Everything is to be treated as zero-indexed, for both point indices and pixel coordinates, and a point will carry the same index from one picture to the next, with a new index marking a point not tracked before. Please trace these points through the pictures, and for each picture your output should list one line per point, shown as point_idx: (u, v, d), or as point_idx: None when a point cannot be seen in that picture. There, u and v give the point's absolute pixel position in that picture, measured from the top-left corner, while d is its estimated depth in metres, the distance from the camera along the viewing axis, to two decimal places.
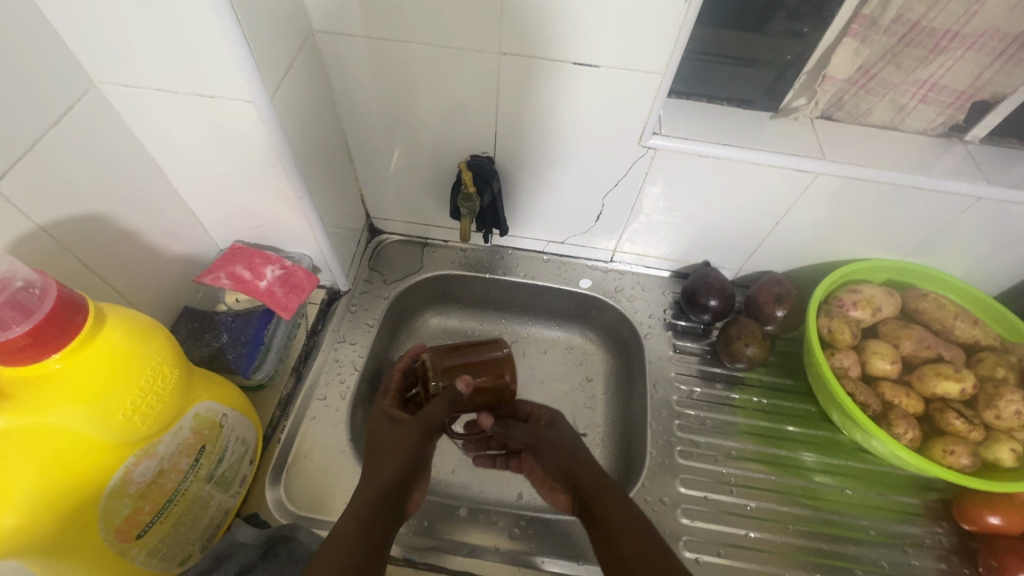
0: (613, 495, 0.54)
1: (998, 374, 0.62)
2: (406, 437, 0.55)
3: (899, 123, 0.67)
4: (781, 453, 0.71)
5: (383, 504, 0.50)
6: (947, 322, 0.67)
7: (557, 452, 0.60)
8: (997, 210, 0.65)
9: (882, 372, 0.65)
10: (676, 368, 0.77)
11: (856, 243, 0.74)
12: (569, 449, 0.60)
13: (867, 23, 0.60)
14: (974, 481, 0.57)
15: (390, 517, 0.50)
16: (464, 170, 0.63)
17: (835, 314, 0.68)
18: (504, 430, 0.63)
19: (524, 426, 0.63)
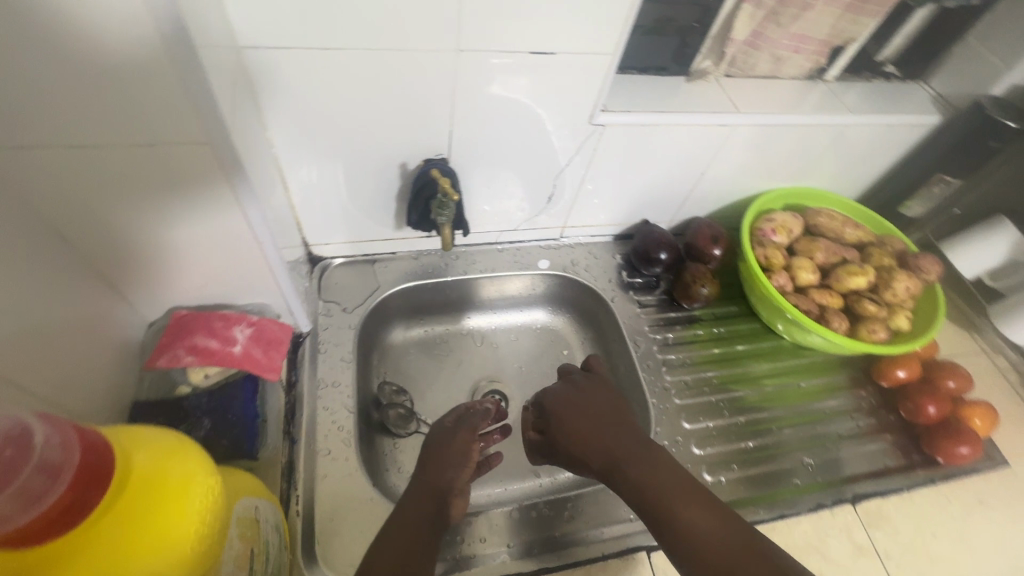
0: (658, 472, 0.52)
1: (885, 262, 0.78)
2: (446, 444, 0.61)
3: (779, 72, 0.79)
4: (745, 370, 0.82)
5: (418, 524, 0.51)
6: (839, 230, 0.83)
7: (584, 427, 0.58)
8: (858, 132, 0.81)
9: (808, 282, 0.78)
10: (645, 321, 0.84)
11: (761, 180, 0.87)
12: (598, 425, 0.58)
13: None
14: (893, 348, 0.72)
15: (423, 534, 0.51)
16: (443, 178, 0.61)
17: (765, 243, 0.79)
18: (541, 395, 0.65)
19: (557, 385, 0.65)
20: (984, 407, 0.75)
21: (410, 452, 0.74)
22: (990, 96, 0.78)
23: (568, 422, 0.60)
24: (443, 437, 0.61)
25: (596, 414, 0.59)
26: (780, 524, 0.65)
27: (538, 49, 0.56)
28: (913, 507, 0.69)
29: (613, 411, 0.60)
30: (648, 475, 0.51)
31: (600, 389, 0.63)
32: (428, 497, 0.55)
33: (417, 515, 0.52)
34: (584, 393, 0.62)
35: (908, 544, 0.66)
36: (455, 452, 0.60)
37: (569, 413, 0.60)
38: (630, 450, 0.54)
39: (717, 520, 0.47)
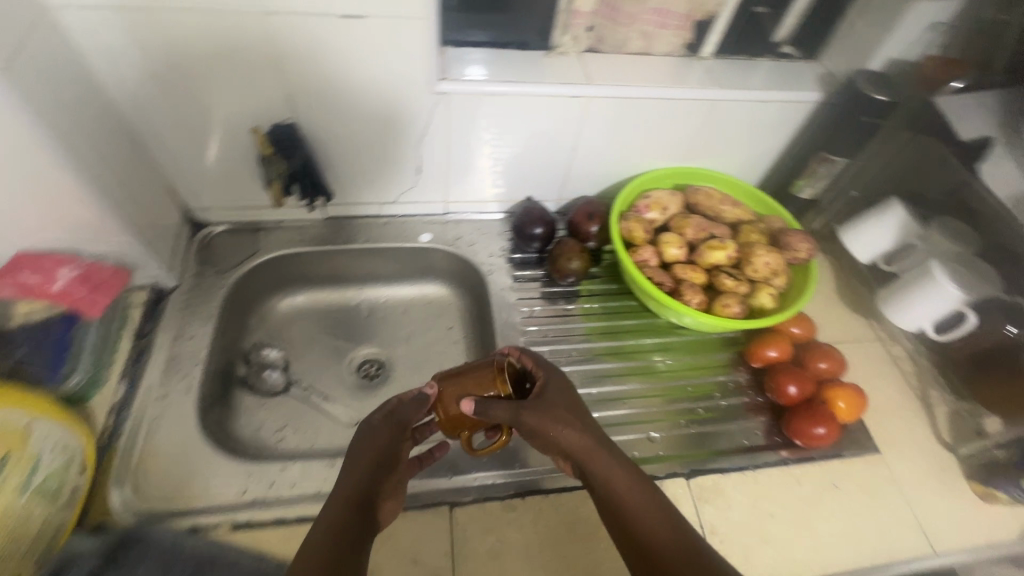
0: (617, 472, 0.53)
1: (753, 239, 0.78)
2: (378, 440, 0.53)
3: (650, 49, 0.80)
4: (617, 345, 0.81)
5: (348, 522, 0.48)
6: (717, 208, 0.82)
7: (552, 427, 0.54)
8: (733, 108, 0.80)
9: (674, 258, 0.77)
10: (518, 294, 0.85)
11: (644, 157, 0.87)
12: (570, 422, 0.54)
13: None
14: (744, 323, 0.71)
15: (360, 528, 0.48)
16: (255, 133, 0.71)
17: (631, 217, 0.80)
18: (482, 409, 0.54)
19: (502, 401, 0.54)
20: (852, 390, 0.73)
21: (271, 408, 0.78)
22: (865, 71, 0.77)
23: (543, 424, 0.54)
24: (373, 434, 0.54)
25: (564, 416, 0.55)
26: None
27: (352, 12, 0.60)
28: (755, 486, 0.68)
29: (573, 409, 0.56)
30: (622, 473, 0.53)
31: (557, 387, 0.57)
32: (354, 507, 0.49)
33: (330, 524, 0.47)
34: (550, 398, 0.56)
35: (737, 521, 0.65)
36: (381, 453, 0.53)
37: (540, 413, 0.54)
38: (605, 451, 0.54)
39: (675, 533, 0.50)
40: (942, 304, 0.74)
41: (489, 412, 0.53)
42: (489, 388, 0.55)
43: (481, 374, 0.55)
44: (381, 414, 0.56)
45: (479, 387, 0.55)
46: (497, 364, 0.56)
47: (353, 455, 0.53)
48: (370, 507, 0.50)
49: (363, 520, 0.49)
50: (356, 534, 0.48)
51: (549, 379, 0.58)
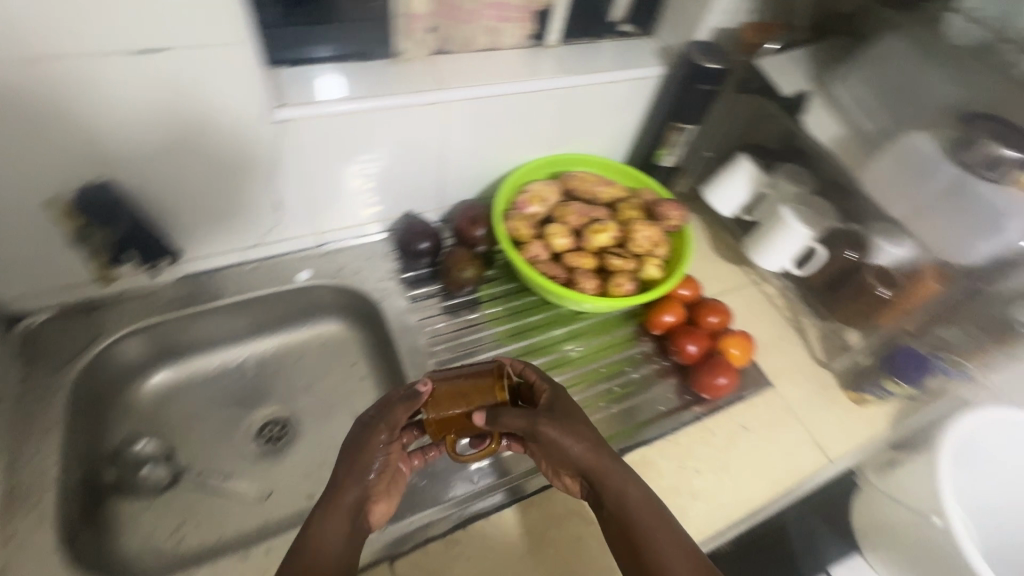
0: (628, 489, 0.55)
1: (631, 215, 0.81)
2: (370, 445, 0.55)
3: (497, 44, 0.79)
4: (529, 343, 0.81)
5: (337, 527, 0.52)
6: (593, 191, 0.84)
7: (569, 440, 0.56)
8: (586, 92, 0.82)
9: (563, 248, 0.78)
10: (417, 315, 0.81)
11: (515, 152, 0.86)
12: (586, 438, 0.57)
13: None
14: (637, 298, 0.74)
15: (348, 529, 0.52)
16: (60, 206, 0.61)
17: (513, 216, 0.81)
18: (495, 418, 0.53)
19: (518, 412, 0.55)
20: (741, 335, 0.79)
21: (159, 509, 0.67)
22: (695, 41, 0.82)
23: (556, 436, 0.56)
24: (364, 439, 0.55)
25: (581, 435, 0.57)
26: (543, 496, 0.65)
27: (149, 47, 0.52)
28: (678, 450, 0.72)
29: (589, 427, 0.58)
30: (632, 487, 0.55)
31: (569, 403, 0.60)
32: (343, 514, 0.53)
33: (322, 529, 0.51)
34: (562, 411, 0.58)
35: (668, 487, 0.68)
36: (369, 458, 0.55)
37: (555, 425, 0.56)
38: (617, 468, 0.57)
39: (680, 545, 0.52)
40: (795, 245, 0.83)
41: (502, 421, 0.54)
42: (488, 395, 0.54)
43: (485, 382, 0.54)
44: (373, 416, 0.56)
45: (478, 391, 0.54)
46: (496, 370, 0.55)
47: (346, 461, 0.55)
48: (359, 513, 0.54)
49: (349, 528, 0.52)
50: (345, 534, 0.52)
51: (563, 394, 0.61)
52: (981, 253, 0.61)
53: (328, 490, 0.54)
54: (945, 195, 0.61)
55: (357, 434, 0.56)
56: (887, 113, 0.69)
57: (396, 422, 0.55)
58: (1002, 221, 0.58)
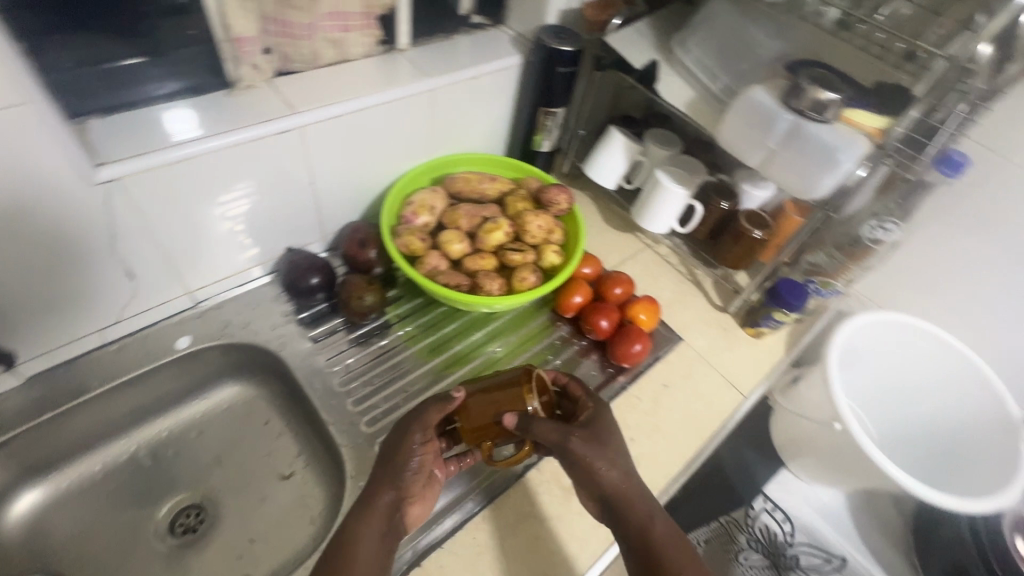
0: (654, 520, 0.57)
1: (520, 207, 0.81)
2: (406, 446, 0.58)
3: (345, 55, 0.74)
4: (448, 356, 0.79)
5: (377, 528, 0.53)
6: (479, 190, 0.84)
7: (603, 465, 0.58)
8: (449, 92, 0.80)
9: (461, 253, 0.77)
10: (324, 355, 0.76)
11: (391, 164, 0.82)
12: (621, 467, 0.59)
13: None
14: (543, 288, 0.74)
15: (386, 533, 0.53)
16: None
17: (403, 231, 0.76)
18: (525, 426, 0.58)
19: (551, 426, 0.58)
20: (646, 301, 0.83)
21: None
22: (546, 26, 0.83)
23: (588, 455, 0.58)
24: (399, 443, 0.59)
25: (619, 462, 0.59)
26: (492, 508, 0.65)
27: None
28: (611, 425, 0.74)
29: (625, 457, 0.60)
30: (659, 519, 0.57)
31: (608, 428, 0.62)
32: (379, 518, 0.54)
33: (363, 529, 0.53)
34: (601, 436, 0.61)
35: None
36: (404, 457, 0.57)
37: (588, 446, 0.58)
38: (645, 499, 0.58)
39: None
40: (676, 205, 0.87)
41: (534, 429, 0.58)
42: (519, 402, 0.60)
43: (522, 387, 0.61)
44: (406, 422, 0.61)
45: (511, 399, 0.60)
46: (526, 374, 0.62)
47: (384, 466, 0.57)
48: (397, 515, 0.55)
49: (386, 531, 0.54)
50: (383, 535, 0.53)
51: (599, 417, 0.63)
52: (827, 187, 0.65)
53: (366, 492, 0.56)
54: (788, 139, 0.64)
55: (391, 443, 0.59)
56: (728, 70, 0.73)
57: (429, 424, 0.59)
58: (839, 154, 0.62)
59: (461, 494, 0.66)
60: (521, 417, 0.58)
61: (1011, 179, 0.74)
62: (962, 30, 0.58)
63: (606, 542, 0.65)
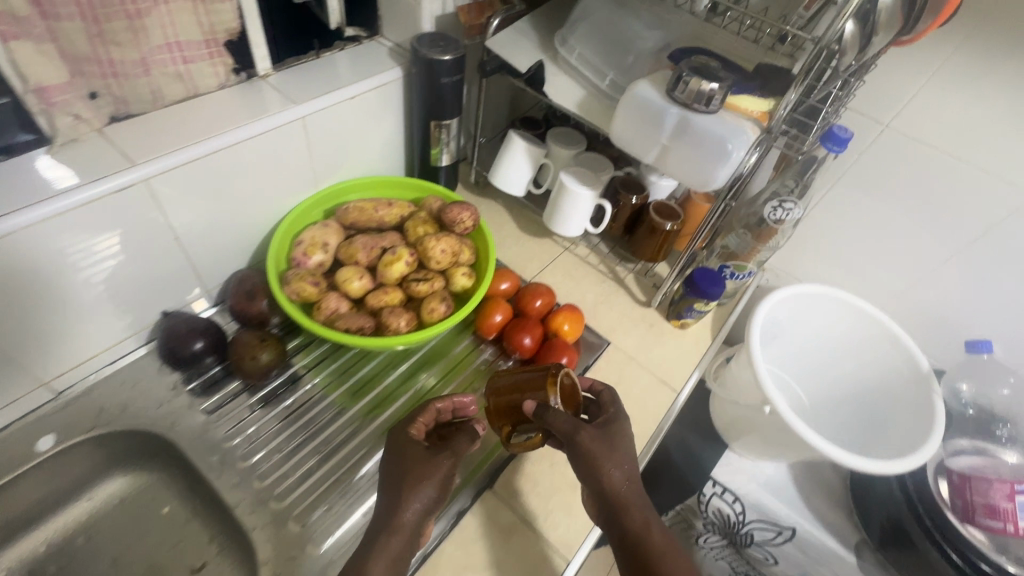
0: (649, 524, 0.58)
1: (421, 232, 0.76)
2: (426, 454, 0.59)
3: (194, 90, 0.66)
4: (364, 405, 0.73)
5: (390, 544, 0.53)
6: (376, 217, 0.78)
7: (611, 468, 0.59)
8: (324, 116, 0.73)
9: (361, 290, 0.71)
10: (222, 427, 0.67)
11: (271, 203, 0.74)
12: (626, 469, 0.60)
13: (19, 19, 0.51)
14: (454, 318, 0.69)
15: (401, 549, 0.54)
16: None
17: (291, 278, 0.69)
18: (543, 413, 0.60)
19: (568, 419, 0.59)
20: (569, 310, 0.80)
21: None
22: (422, 35, 0.76)
23: (596, 452, 0.59)
24: (416, 453, 0.59)
25: (625, 462, 0.60)
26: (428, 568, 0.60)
27: None
28: (546, 449, 0.72)
29: (630, 457, 0.61)
30: (652, 523, 0.58)
31: (620, 433, 0.62)
32: (401, 535, 0.54)
33: (377, 544, 0.53)
34: (612, 438, 0.61)
35: (547, 492, 0.68)
36: (425, 467, 0.58)
37: (599, 445, 0.59)
38: (642, 505, 0.59)
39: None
40: (583, 207, 0.83)
41: (549, 417, 0.60)
42: (540, 391, 0.61)
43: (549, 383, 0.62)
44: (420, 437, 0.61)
45: (534, 391, 0.62)
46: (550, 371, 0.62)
47: (400, 476, 0.58)
48: (418, 526, 0.56)
49: (405, 542, 0.54)
50: (399, 549, 0.54)
51: (614, 418, 0.64)
52: (723, 178, 0.63)
53: (389, 503, 0.56)
54: (678, 133, 0.62)
55: (406, 451, 0.59)
56: (612, 67, 0.71)
57: (460, 450, 0.60)
58: (729, 145, 0.60)
59: (462, 483, 0.67)
60: (539, 408, 0.60)
61: (891, 145, 0.76)
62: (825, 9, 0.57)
63: (581, 534, 0.65)
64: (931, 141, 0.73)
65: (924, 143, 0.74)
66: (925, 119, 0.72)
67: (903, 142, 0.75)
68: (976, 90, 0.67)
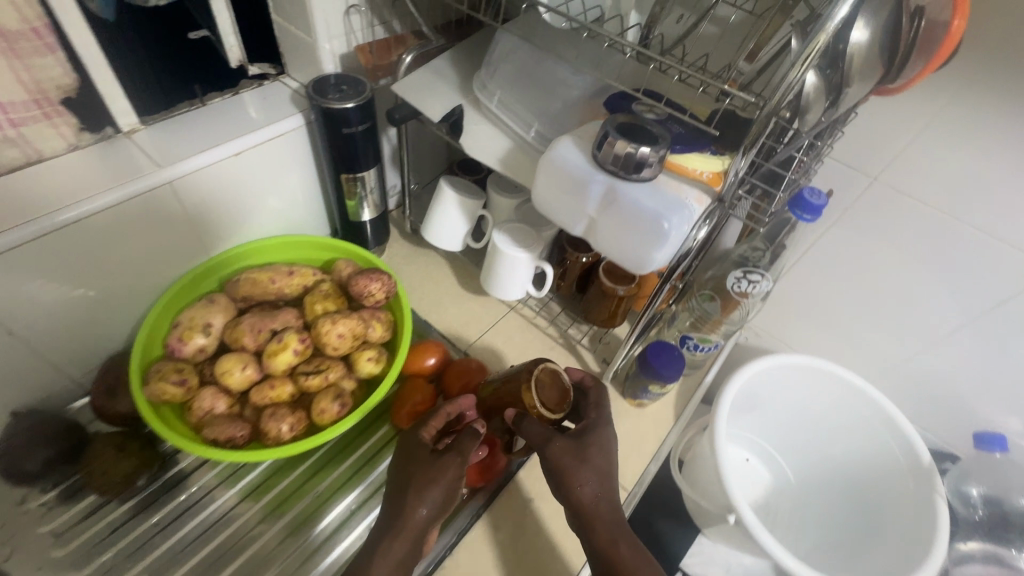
0: (625, 540, 0.56)
1: (320, 310, 0.64)
2: (421, 462, 0.56)
3: (31, 156, 0.57)
4: (246, 520, 0.61)
5: (389, 552, 0.52)
6: (273, 289, 0.67)
7: (585, 482, 0.57)
8: (199, 178, 0.62)
9: (246, 381, 0.60)
10: (67, 554, 0.56)
11: (144, 278, 0.64)
12: (604, 481, 0.58)
13: None
14: (347, 422, 0.58)
15: (405, 555, 0.53)
16: None
17: (152, 376, 0.57)
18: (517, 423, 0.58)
19: (536, 426, 0.57)
20: None
21: None
22: (316, 80, 0.65)
23: (567, 467, 0.56)
24: (413, 459, 0.57)
25: (600, 475, 0.58)
26: None
27: None
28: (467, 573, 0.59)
29: (606, 468, 0.58)
30: (627, 542, 0.56)
31: (600, 443, 0.59)
32: (405, 538, 0.53)
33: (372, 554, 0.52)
34: (589, 449, 0.58)
35: None
36: (426, 475, 0.55)
37: (576, 456, 0.57)
38: (615, 523, 0.57)
39: None
40: (521, 271, 0.72)
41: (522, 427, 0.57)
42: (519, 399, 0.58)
43: (525, 385, 0.58)
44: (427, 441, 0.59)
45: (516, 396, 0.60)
46: (528, 374, 0.59)
47: (396, 483, 0.56)
48: (424, 534, 0.54)
49: (410, 551, 0.53)
50: (403, 557, 0.52)
51: (597, 426, 0.60)
52: (662, 261, 0.51)
53: (395, 507, 0.54)
54: (606, 205, 0.51)
55: (404, 457, 0.57)
56: (538, 116, 0.59)
57: (467, 450, 0.56)
58: (665, 222, 0.48)
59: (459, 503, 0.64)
60: (517, 417, 0.58)
61: (880, 201, 0.64)
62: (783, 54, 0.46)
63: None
64: (927, 198, 0.61)
65: (919, 199, 0.61)
66: (920, 174, 0.59)
67: (894, 198, 0.63)
68: (982, 141, 0.54)
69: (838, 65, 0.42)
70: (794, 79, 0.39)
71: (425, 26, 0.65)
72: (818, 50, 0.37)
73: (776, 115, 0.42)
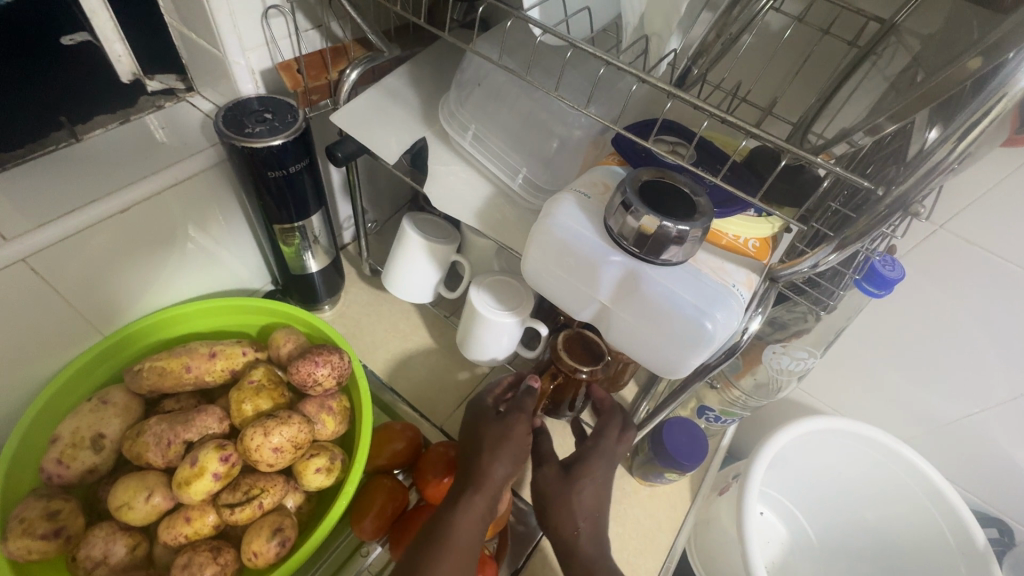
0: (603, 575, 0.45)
1: (249, 413, 0.49)
2: (494, 422, 0.49)
3: None
4: None
5: (466, 509, 0.45)
6: (186, 379, 0.51)
7: (565, 520, 0.46)
8: (67, 249, 0.46)
9: (153, 512, 0.46)
10: None
11: (11, 371, 0.48)
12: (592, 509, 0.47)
13: None
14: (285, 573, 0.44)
15: (484, 514, 0.45)
16: None
17: (12, 529, 0.42)
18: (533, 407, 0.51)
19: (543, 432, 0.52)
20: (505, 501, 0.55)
21: None
22: (226, 104, 0.48)
23: (551, 497, 0.47)
24: (490, 424, 0.49)
25: (587, 511, 0.47)
26: None
27: None
28: None
29: (595, 509, 0.47)
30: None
31: (591, 475, 0.48)
32: (485, 495, 0.45)
33: (444, 515, 0.45)
34: (580, 481, 0.48)
35: None
36: (515, 441, 0.47)
37: (556, 483, 0.48)
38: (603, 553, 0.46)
39: None
40: (508, 335, 0.58)
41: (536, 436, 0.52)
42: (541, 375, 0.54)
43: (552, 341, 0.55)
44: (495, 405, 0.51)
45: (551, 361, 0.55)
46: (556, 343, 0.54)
47: (469, 442, 0.49)
48: (499, 497, 0.47)
49: (487, 513, 0.46)
50: (479, 516, 0.45)
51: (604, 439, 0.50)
52: (696, 366, 0.38)
53: (472, 463, 0.47)
54: (623, 293, 0.38)
55: (480, 419, 0.50)
56: (526, 159, 0.45)
57: (529, 408, 0.50)
58: (708, 322, 0.35)
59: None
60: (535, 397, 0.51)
61: (942, 253, 0.52)
62: (903, 132, 0.33)
63: None
64: (1005, 251, 0.49)
65: (994, 254, 0.50)
66: (999, 224, 0.48)
67: (962, 250, 0.51)
68: None
69: (995, 134, 0.26)
70: (941, 162, 0.26)
71: (371, 32, 0.48)
72: (993, 118, 0.25)
73: (905, 210, 0.29)
